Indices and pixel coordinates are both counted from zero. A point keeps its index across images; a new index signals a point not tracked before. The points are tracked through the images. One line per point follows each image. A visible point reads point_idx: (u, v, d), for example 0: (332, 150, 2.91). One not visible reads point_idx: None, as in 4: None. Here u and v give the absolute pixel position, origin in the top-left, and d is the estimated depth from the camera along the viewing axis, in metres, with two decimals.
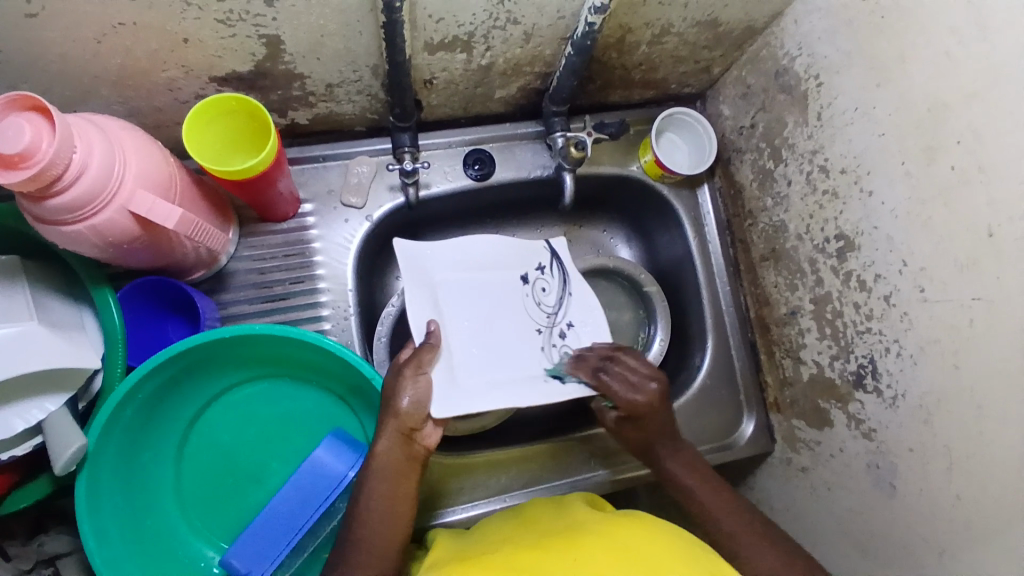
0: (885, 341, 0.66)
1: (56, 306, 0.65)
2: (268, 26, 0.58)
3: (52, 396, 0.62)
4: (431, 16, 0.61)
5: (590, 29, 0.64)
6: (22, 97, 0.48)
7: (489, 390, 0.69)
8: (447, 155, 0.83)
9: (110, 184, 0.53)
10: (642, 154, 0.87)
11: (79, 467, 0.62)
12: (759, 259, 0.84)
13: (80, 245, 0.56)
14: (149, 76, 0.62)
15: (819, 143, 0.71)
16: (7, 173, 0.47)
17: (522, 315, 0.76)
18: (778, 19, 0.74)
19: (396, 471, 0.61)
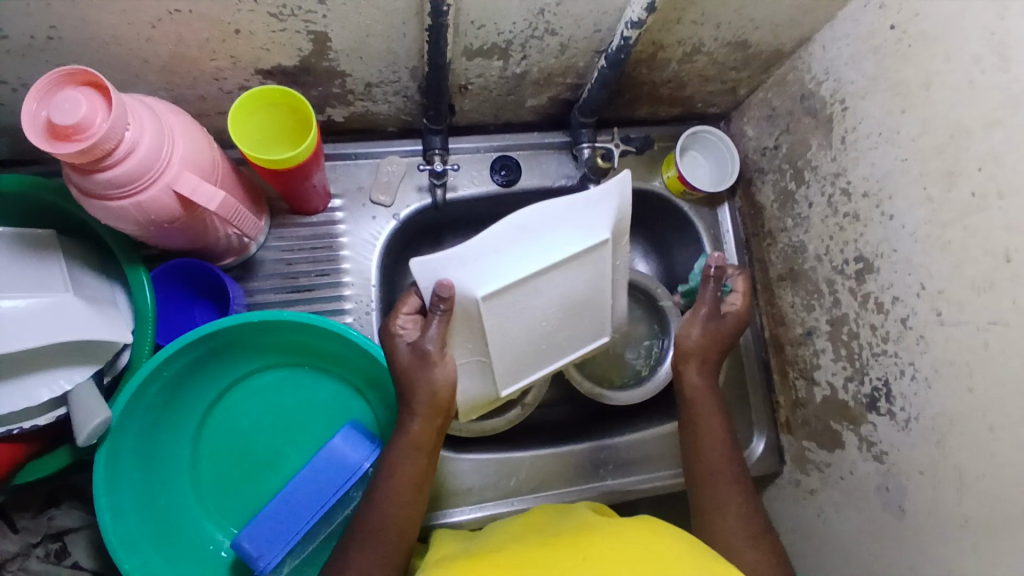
0: (900, 363, 0.67)
1: (90, 281, 0.67)
2: (317, 22, 0.60)
3: (79, 368, 0.63)
4: (472, 22, 0.63)
5: (625, 43, 0.66)
6: (77, 72, 0.50)
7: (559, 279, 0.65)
8: (474, 160, 0.85)
9: (157, 164, 0.55)
10: (665, 170, 0.89)
11: (100, 441, 0.64)
12: (777, 279, 0.85)
13: (121, 222, 0.58)
14: (198, 64, 0.64)
15: (842, 166, 0.73)
16: (60, 145, 0.49)
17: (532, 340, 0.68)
18: (806, 44, 0.76)
19: (419, 446, 0.63)
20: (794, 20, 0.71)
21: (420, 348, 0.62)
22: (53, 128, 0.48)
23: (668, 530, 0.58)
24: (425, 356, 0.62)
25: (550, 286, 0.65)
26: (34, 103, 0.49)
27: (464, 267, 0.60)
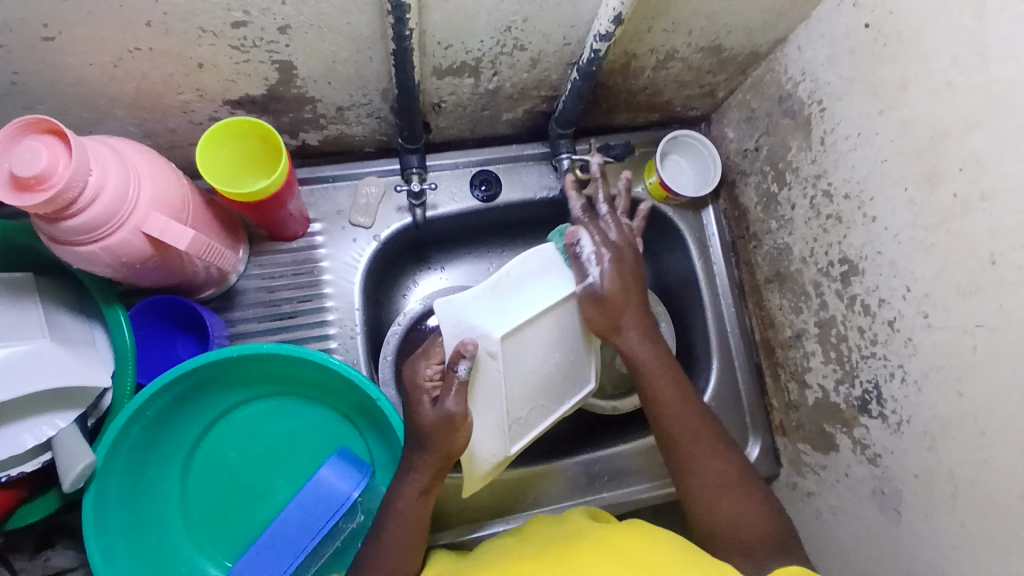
0: (890, 366, 0.66)
1: (68, 323, 0.66)
2: (280, 52, 0.59)
3: (62, 413, 0.63)
4: (439, 43, 0.62)
5: (595, 56, 0.65)
6: (38, 120, 0.49)
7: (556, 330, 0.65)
8: (454, 176, 0.84)
9: (124, 207, 0.54)
10: (647, 176, 0.88)
11: (87, 484, 0.63)
12: (764, 281, 0.84)
13: (93, 265, 0.57)
14: (164, 99, 0.63)
15: (823, 167, 0.72)
16: (26, 197, 0.48)
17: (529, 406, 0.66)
18: (781, 45, 0.75)
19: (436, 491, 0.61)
20: (767, 22, 0.70)
21: (448, 410, 0.59)
22: (17, 179, 0.48)
23: (656, 531, 0.58)
24: (452, 418, 0.59)
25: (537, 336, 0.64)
26: None
27: (469, 313, 0.60)
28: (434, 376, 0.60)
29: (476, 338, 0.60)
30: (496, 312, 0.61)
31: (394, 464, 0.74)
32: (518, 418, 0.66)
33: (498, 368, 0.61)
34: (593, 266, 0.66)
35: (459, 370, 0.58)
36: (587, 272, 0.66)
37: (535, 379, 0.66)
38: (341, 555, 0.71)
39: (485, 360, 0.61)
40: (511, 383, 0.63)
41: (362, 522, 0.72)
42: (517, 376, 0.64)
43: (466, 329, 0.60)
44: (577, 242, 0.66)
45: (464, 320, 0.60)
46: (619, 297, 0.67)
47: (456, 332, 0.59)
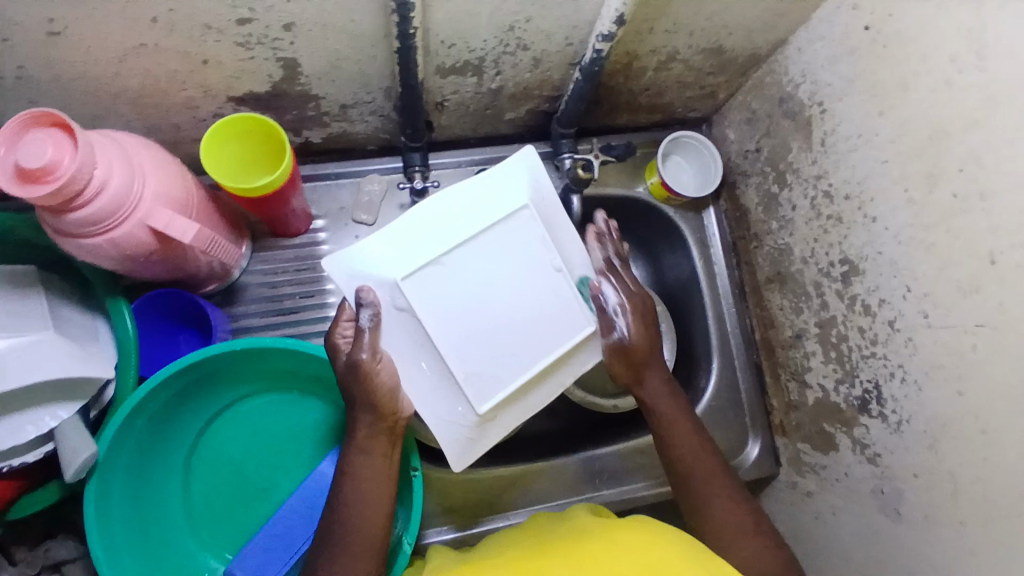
0: (890, 365, 0.67)
1: (71, 316, 0.67)
2: (285, 49, 0.60)
3: (64, 405, 0.64)
4: (443, 41, 0.62)
5: (597, 55, 0.65)
6: (44, 114, 0.50)
7: (495, 261, 0.65)
8: (455, 175, 0.84)
9: (130, 199, 0.55)
10: (648, 176, 0.88)
11: (90, 476, 0.63)
12: (764, 282, 0.85)
13: (98, 257, 0.58)
14: (169, 95, 0.64)
15: (823, 168, 0.72)
16: (31, 188, 0.49)
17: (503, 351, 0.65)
18: (782, 47, 0.75)
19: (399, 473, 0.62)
20: (767, 23, 0.71)
21: (356, 360, 0.60)
22: (23, 171, 0.48)
23: (660, 527, 0.58)
24: (358, 367, 0.60)
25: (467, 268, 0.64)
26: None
27: (377, 264, 0.63)
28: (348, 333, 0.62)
29: (375, 286, 0.62)
30: (392, 256, 0.63)
31: None
32: (473, 372, 0.64)
33: (414, 314, 0.63)
34: (620, 321, 0.68)
35: (364, 318, 0.61)
36: (614, 323, 0.68)
37: (486, 333, 0.65)
38: None
39: (401, 304, 0.63)
40: (452, 333, 0.64)
41: None
42: (450, 323, 0.64)
43: (366, 279, 0.63)
44: (600, 293, 0.68)
45: (373, 273, 0.63)
46: (645, 351, 0.69)
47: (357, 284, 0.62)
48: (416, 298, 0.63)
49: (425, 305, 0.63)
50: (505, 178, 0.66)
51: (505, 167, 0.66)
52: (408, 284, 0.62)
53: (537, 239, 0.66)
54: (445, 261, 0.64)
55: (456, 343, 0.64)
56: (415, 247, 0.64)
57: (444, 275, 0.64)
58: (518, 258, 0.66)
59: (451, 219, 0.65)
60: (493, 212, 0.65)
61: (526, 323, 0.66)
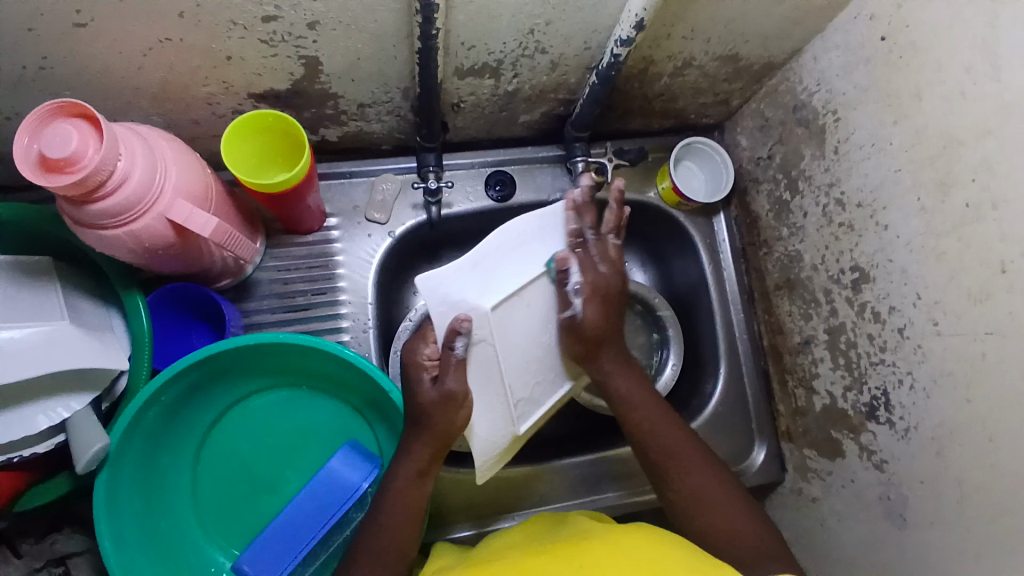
0: (899, 373, 0.67)
1: (87, 307, 0.67)
2: (307, 47, 0.60)
3: (77, 396, 0.64)
4: (463, 43, 0.63)
5: (615, 60, 0.66)
6: (69, 104, 0.51)
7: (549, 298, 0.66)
8: (469, 175, 0.85)
9: (151, 192, 0.55)
10: (659, 181, 0.89)
11: (101, 467, 0.64)
12: (773, 288, 0.85)
13: (116, 249, 0.58)
14: (190, 90, 0.65)
15: (836, 176, 0.73)
16: (53, 178, 0.49)
17: (540, 379, 0.68)
18: (797, 55, 0.76)
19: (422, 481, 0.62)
20: (783, 32, 0.71)
21: (447, 388, 0.60)
22: (46, 161, 0.49)
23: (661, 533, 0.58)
24: (452, 396, 0.60)
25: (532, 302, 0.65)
26: (24, 137, 0.50)
27: (463, 287, 0.61)
28: (433, 356, 0.61)
29: (464, 311, 0.60)
30: (480, 284, 0.61)
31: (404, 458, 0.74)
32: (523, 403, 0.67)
33: (494, 348, 0.63)
34: (575, 300, 0.65)
35: (456, 348, 0.59)
36: (570, 301, 0.65)
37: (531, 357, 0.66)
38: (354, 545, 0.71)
39: (485, 332, 0.61)
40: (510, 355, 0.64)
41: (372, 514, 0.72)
42: (516, 363, 0.65)
43: (452, 303, 0.60)
44: (566, 269, 0.64)
45: (455, 296, 0.60)
46: (600, 331, 0.65)
47: (442, 303, 0.60)
48: (496, 330, 0.62)
49: (504, 338, 0.63)
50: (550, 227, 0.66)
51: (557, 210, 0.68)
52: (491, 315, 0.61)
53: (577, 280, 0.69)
54: (520, 296, 0.64)
55: (516, 375, 0.65)
56: (498, 275, 0.62)
57: (518, 308, 0.64)
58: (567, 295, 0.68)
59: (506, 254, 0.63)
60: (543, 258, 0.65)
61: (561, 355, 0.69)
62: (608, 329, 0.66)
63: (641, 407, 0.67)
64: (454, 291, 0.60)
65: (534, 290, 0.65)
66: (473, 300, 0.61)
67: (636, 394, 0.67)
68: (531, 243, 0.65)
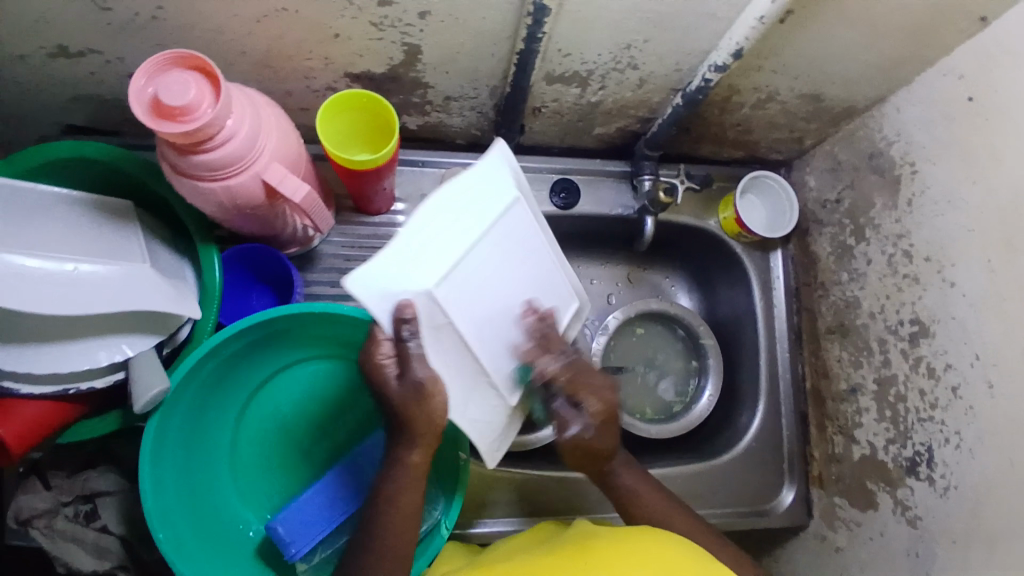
0: (946, 431, 0.67)
1: (163, 254, 0.70)
2: (413, 35, 0.63)
3: (142, 336, 0.66)
4: (560, 50, 0.65)
5: (705, 84, 0.67)
6: (189, 56, 0.53)
7: (505, 253, 0.58)
8: (536, 179, 0.87)
9: (251, 152, 0.57)
10: (722, 210, 0.89)
11: (155, 411, 0.65)
12: (825, 331, 0.85)
13: (205, 201, 0.60)
14: (291, 61, 0.67)
15: (906, 228, 0.73)
16: (165, 124, 0.51)
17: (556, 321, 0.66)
18: (879, 104, 0.76)
19: None
20: (871, 79, 0.72)
21: (414, 380, 0.53)
22: (162, 107, 0.51)
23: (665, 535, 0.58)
24: (421, 388, 0.53)
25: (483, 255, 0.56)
26: (141, 81, 0.52)
27: (398, 270, 0.51)
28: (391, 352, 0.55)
29: (407, 300, 0.51)
30: (416, 259, 0.52)
31: None
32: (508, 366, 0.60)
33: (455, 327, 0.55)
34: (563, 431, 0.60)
35: (410, 340, 0.52)
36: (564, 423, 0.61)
37: (511, 294, 0.60)
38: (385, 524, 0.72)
39: (441, 316, 0.54)
40: (497, 310, 0.59)
41: None
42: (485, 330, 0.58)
43: (387, 296, 0.50)
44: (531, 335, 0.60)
45: (385, 282, 0.50)
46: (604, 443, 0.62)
47: (387, 302, 0.50)
48: (453, 303, 0.54)
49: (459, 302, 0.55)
50: (491, 174, 0.56)
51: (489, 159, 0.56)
52: (449, 300, 0.54)
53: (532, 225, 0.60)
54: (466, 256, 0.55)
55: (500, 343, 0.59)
56: (422, 244, 0.52)
57: (471, 269, 0.55)
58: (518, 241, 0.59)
59: (467, 199, 0.54)
60: (501, 200, 0.57)
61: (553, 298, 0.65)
62: (616, 446, 0.64)
63: (646, 499, 0.66)
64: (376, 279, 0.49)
65: (481, 246, 0.56)
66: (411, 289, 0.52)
67: (636, 487, 0.66)
68: (461, 195, 0.54)
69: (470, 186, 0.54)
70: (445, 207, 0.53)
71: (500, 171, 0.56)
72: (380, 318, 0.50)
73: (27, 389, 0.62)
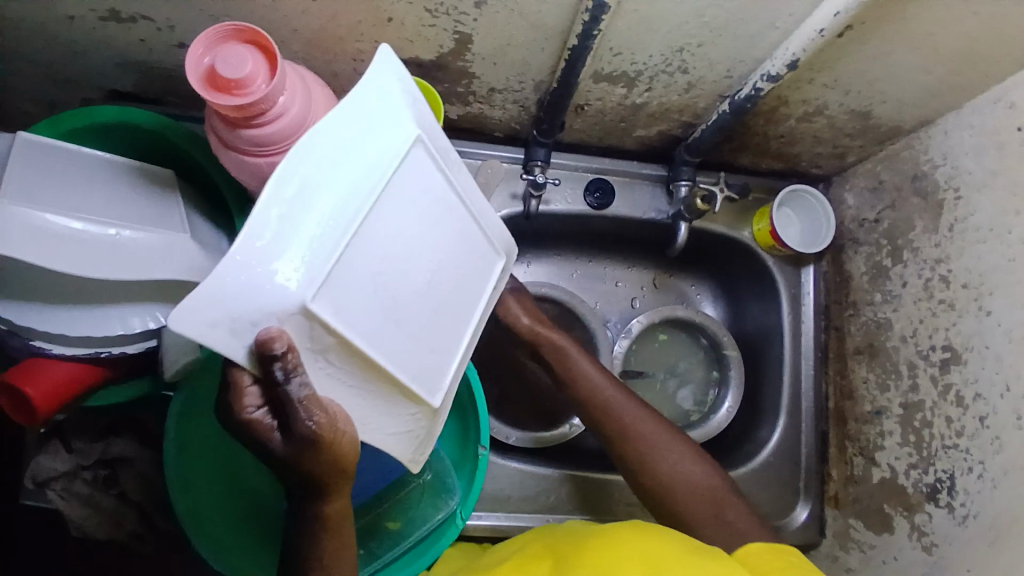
0: (970, 460, 0.67)
1: (203, 226, 0.70)
2: (466, 24, 0.63)
3: (174, 306, 0.66)
4: (611, 49, 0.64)
5: (755, 93, 0.66)
6: (248, 30, 0.53)
7: (405, 218, 0.45)
8: (572, 177, 0.86)
9: (299, 130, 0.57)
10: (756, 221, 0.88)
11: (183, 378, 0.67)
12: (852, 351, 0.84)
13: (250, 177, 0.61)
14: (342, 43, 0.67)
15: (945, 253, 0.72)
16: (219, 96, 0.52)
17: (487, 294, 0.53)
18: (927, 126, 0.75)
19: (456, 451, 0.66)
20: (923, 99, 0.71)
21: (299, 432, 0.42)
22: (217, 79, 0.51)
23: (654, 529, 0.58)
24: (310, 440, 0.43)
25: (382, 231, 0.43)
26: (199, 51, 0.52)
27: (246, 282, 0.38)
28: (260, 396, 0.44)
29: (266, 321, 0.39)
30: (277, 253, 0.39)
31: (461, 439, 0.72)
32: (425, 366, 0.47)
33: (350, 337, 0.42)
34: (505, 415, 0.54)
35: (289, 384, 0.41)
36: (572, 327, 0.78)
37: (430, 269, 0.47)
38: (401, 505, 0.70)
39: (323, 331, 0.41)
40: (395, 304, 0.44)
41: (427, 481, 0.70)
42: (395, 333, 0.45)
43: (239, 320, 0.38)
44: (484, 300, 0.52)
45: (223, 304, 0.37)
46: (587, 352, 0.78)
47: (242, 338, 0.39)
48: (337, 308, 0.41)
49: (357, 297, 0.42)
50: (377, 111, 0.43)
51: (369, 89, 0.43)
52: (330, 304, 0.41)
53: (438, 176, 0.47)
54: (358, 235, 0.42)
55: (418, 335, 0.47)
56: (283, 227, 0.39)
57: (367, 250, 0.42)
58: (427, 199, 0.46)
59: (336, 177, 0.41)
60: (378, 162, 0.43)
61: (472, 266, 0.51)
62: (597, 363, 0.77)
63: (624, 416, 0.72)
64: (225, 300, 0.37)
65: (371, 218, 0.42)
66: (276, 303, 0.39)
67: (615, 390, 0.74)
68: (325, 148, 0.40)
69: (334, 135, 0.40)
70: (308, 174, 0.39)
71: (378, 104, 0.43)
72: (240, 357, 0.39)
73: (58, 349, 0.63)
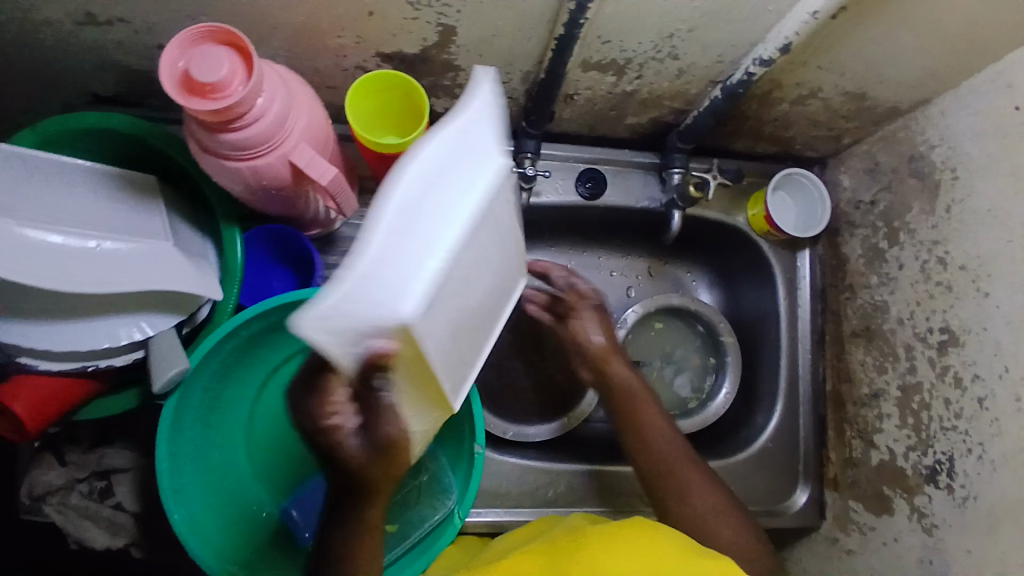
0: (969, 442, 0.67)
1: (186, 232, 0.69)
2: (449, 16, 0.61)
3: (160, 317, 0.65)
4: (600, 37, 0.62)
5: (748, 78, 0.65)
6: (223, 31, 0.51)
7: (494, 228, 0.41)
8: (562, 168, 0.85)
9: (281, 130, 0.56)
10: (751, 206, 0.87)
11: (175, 389, 0.65)
12: (849, 334, 0.84)
13: (232, 181, 0.59)
14: (323, 38, 0.65)
15: (943, 235, 0.71)
16: (195, 101, 0.50)
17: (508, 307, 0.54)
18: (923, 105, 0.74)
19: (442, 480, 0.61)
20: (920, 80, 0.69)
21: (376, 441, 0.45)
22: (192, 83, 0.50)
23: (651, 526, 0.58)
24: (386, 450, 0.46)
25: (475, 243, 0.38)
26: (175, 53, 0.51)
27: (376, 308, 0.33)
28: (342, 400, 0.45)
29: (381, 333, 0.34)
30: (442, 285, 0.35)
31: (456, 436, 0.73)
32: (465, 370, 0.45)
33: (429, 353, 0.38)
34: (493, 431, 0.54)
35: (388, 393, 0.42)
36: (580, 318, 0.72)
37: (486, 275, 0.43)
38: (400, 508, 0.70)
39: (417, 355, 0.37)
40: (459, 314, 0.41)
41: (423, 483, 0.72)
42: (450, 346, 0.42)
43: (350, 338, 0.34)
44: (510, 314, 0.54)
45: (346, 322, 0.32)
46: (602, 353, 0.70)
47: (355, 349, 0.35)
48: (431, 332, 0.37)
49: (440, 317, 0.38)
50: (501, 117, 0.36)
51: (488, 88, 0.36)
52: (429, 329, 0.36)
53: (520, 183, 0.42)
54: (461, 256, 0.36)
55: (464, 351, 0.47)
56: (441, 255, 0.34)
57: (463, 268, 0.38)
58: (508, 204, 0.41)
59: (457, 176, 0.34)
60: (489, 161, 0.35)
61: (510, 261, 0.48)
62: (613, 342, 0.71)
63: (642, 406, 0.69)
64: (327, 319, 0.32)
65: (479, 230, 0.37)
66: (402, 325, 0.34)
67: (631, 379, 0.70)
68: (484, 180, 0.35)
69: (461, 145, 0.34)
70: (463, 199, 0.35)
71: (500, 101, 0.36)
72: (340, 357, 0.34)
73: (44, 365, 0.61)
